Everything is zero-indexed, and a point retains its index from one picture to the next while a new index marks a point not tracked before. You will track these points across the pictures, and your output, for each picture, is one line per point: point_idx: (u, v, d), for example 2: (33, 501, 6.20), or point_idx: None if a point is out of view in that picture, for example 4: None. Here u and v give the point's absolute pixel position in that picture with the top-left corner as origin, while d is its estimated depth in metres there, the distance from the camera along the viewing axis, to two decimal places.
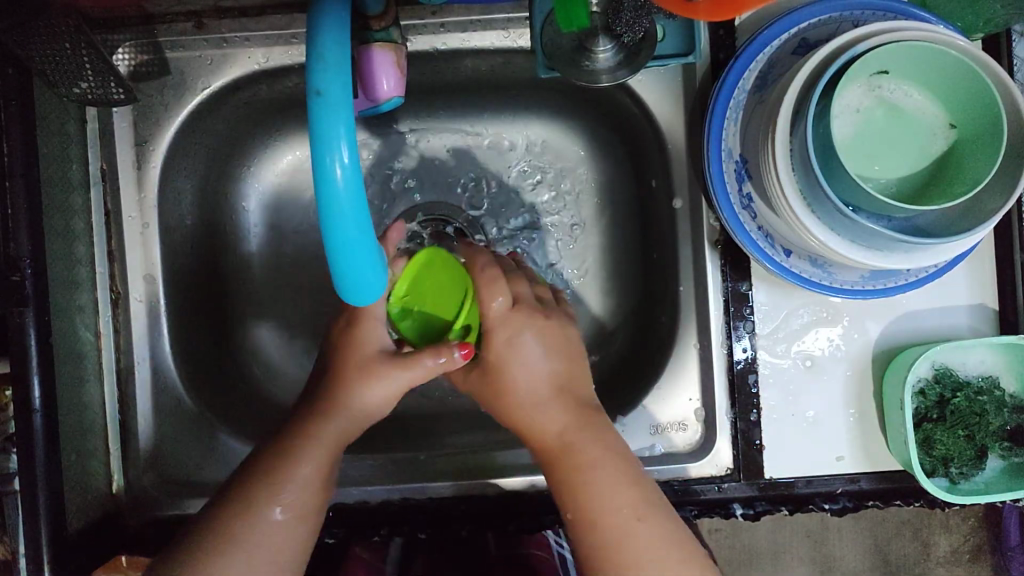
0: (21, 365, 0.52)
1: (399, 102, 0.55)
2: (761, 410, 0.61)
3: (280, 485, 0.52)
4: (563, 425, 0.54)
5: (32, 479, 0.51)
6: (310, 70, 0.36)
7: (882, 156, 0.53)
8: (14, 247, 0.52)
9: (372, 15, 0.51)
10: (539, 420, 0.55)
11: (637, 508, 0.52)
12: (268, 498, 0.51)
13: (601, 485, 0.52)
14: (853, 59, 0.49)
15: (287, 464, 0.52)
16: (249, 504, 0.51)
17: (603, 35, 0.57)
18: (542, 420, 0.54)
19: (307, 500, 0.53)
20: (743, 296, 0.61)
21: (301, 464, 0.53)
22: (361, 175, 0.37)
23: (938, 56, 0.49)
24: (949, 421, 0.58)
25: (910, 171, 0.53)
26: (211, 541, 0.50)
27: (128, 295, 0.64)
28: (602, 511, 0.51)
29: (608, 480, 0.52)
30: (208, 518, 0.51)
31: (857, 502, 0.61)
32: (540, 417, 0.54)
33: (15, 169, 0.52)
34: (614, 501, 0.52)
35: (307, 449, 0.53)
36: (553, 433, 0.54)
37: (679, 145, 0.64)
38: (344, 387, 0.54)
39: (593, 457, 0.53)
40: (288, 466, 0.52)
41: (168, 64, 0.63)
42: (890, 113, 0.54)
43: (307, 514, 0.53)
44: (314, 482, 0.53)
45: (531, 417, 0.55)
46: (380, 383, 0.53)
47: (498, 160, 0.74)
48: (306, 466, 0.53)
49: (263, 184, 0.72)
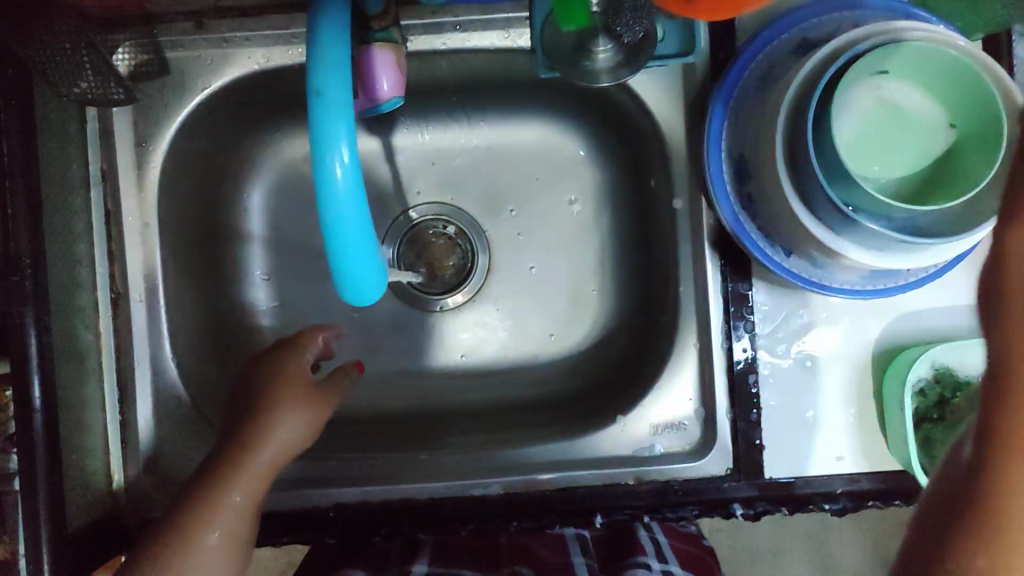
0: (21, 365, 0.52)
1: (399, 102, 0.55)
2: (762, 409, 0.61)
3: (223, 500, 0.55)
4: None
5: (31, 478, 0.51)
6: (310, 70, 0.36)
7: (882, 156, 0.54)
8: (14, 247, 0.52)
9: (372, 15, 0.52)
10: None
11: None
12: (206, 521, 0.54)
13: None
14: (853, 58, 0.50)
15: (232, 492, 0.55)
16: (191, 524, 0.54)
17: (603, 34, 0.57)
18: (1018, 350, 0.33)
19: (240, 527, 0.56)
20: (743, 296, 0.61)
21: (226, 504, 0.55)
22: (360, 173, 0.37)
23: (939, 56, 0.50)
24: (948, 421, 0.59)
25: (911, 170, 0.54)
26: (177, 542, 0.54)
27: (127, 295, 0.63)
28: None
29: None
30: (171, 535, 0.54)
31: (857, 502, 0.61)
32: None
33: (15, 169, 0.52)
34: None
35: (230, 488, 0.55)
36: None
37: (679, 145, 0.64)
38: (263, 432, 0.57)
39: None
40: (204, 511, 0.55)
41: (168, 63, 0.62)
42: (890, 112, 0.54)
43: (237, 540, 0.56)
44: (244, 512, 0.56)
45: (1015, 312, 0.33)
46: (281, 434, 0.58)
47: (499, 161, 0.74)
48: (234, 498, 0.55)
49: (263, 185, 0.73)
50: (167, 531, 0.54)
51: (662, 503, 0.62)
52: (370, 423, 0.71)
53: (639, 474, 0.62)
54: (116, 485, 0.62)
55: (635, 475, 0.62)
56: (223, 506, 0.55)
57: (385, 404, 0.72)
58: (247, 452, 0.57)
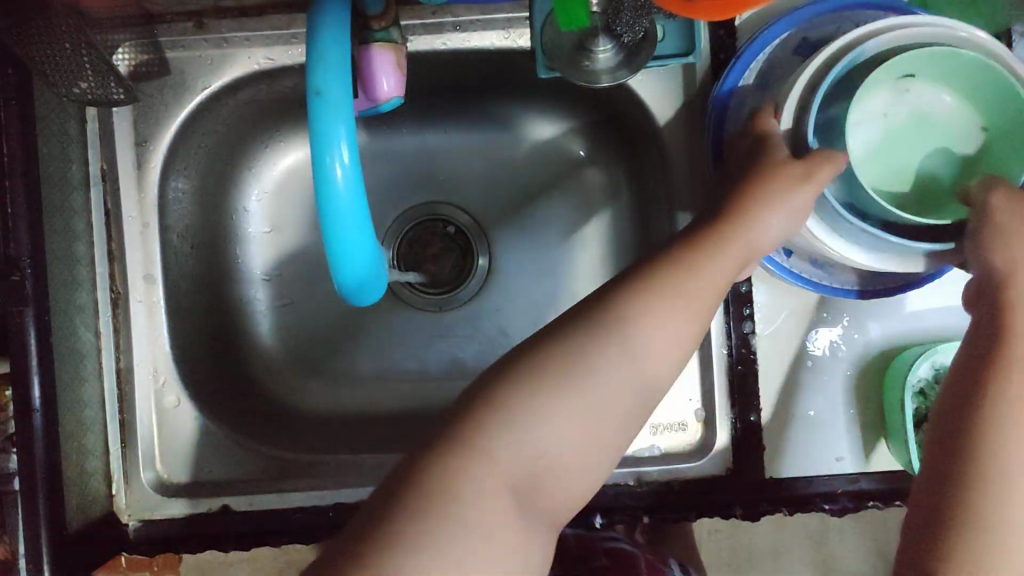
0: (21, 364, 0.52)
1: (399, 101, 0.55)
2: (761, 411, 0.61)
3: (551, 421, 0.44)
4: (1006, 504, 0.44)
5: (31, 478, 0.52)
6: (309, 70, 0.36)
7: (910, 158, 0.54)
8: (15, 247, 0.52)
9: (372, 15, 0.52)
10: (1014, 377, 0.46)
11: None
12: (573, 397, 0.44)
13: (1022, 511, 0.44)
14: (864, 59, 0.50)
15: (692, 279, 0.49)
16: (578, 362, 0.45)
17: (603, 34, 0.57)
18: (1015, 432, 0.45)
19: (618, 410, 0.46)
20: (743, 296, 0.61)
21: (691, 283, 0.49)
22: (360, 173, 0.37)
23: (982, 73, 0.50)
24: None
25: (938, 172, 0.54)
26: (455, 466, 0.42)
27: (128, 295, 0.64)
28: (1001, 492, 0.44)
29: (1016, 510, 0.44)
30: (525, 390, 0.44)
31: (858, 502, 0.60)
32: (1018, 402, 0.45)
33: (14, 169, 0.52)
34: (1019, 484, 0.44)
35: (694, 275, 0.49)
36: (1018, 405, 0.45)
37: (679, 145, 0.64)
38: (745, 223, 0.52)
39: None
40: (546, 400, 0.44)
41: (168, 64, 0.63)
42: (918, 117, 0.54)
43: (590, 457, 0.45)
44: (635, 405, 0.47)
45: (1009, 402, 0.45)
46: (771, 224, 0.51)
47: (500, 161, 0.74)
48: (569, 409, 0.44)
49: (262, 185, 0.72)
50: (552, 353, 0.45)
51: (663, 502, 0.61)
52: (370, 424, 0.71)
53: (639, 474, 0.62)
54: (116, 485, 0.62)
55: (635, 475, 0.62)
56: (672, 300, 0.48)
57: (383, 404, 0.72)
58: (569, 365, 0.45)
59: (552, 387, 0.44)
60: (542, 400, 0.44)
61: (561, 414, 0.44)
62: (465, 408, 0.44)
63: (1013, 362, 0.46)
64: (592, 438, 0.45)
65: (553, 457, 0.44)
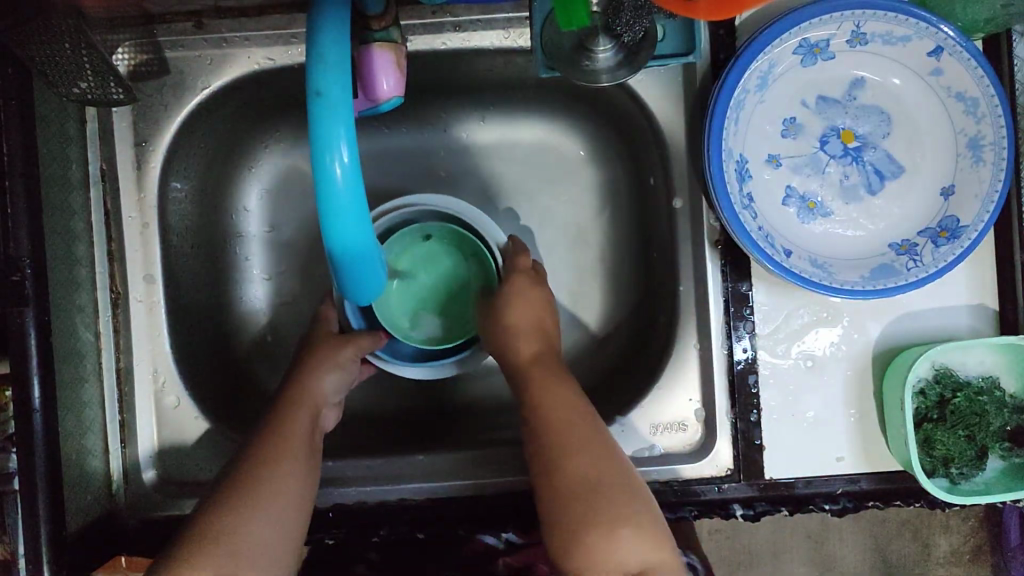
0: (21, 365, 0.52)
1: (399, 101, 0.55)
2: (761, 410, 0.61)
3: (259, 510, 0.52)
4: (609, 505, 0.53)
5: (31, 479, 0.51)
6: (309, 71, 0.36)
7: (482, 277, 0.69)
8: (14, 247, 0.52)
9: (371, 15, 0.51)
10: (556, 409, 0.57)
11: (587, 419, 0.57)
12: (255, 502, 0.52)
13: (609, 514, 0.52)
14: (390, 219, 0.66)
15: (319, 375, 0.62)
16: (268, 453, 0.56)
17: (603, 34, 0.57)
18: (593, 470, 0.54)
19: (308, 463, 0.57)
20: (743, 297, 0.61)
21: (341, 356, 0.64)
22: (360, 174, 0.37)
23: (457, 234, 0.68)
24: (949, 421, 0.58)
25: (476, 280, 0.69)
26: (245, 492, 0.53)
27: (128, 295, 0.64)
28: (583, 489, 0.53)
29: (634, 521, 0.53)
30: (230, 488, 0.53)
31: (858, 502, 0.61)
32: (548, 408, 0.57)
33: (15, 170, 0.52)
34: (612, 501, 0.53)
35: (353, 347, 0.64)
36: (579, 436, 0.55)
37: (679, 145, 0.64)
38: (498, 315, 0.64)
39: (600, 456, 0.55)
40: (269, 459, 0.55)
41: (168, 63, 0.63)
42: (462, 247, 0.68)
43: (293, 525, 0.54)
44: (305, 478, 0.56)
45: (562, 462, 0.54)
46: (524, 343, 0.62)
47: (499, 160, 0.74)
48: (290, 473, 0.55)
49: (262, 184, 0.72)
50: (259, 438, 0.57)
51: (661, 502, 0.61)
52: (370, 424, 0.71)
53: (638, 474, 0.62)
54: (116, 485, 0.62)
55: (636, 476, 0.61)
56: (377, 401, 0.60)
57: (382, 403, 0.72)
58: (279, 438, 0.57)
59: (241, 505, 0.52)
60: (230, 506, 0.52)
61: (251, 517, 0.51)
62: (232, 477, 0.54)
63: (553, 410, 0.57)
64: (288, 499, 0.54)
65: (250, 544, 0.51)
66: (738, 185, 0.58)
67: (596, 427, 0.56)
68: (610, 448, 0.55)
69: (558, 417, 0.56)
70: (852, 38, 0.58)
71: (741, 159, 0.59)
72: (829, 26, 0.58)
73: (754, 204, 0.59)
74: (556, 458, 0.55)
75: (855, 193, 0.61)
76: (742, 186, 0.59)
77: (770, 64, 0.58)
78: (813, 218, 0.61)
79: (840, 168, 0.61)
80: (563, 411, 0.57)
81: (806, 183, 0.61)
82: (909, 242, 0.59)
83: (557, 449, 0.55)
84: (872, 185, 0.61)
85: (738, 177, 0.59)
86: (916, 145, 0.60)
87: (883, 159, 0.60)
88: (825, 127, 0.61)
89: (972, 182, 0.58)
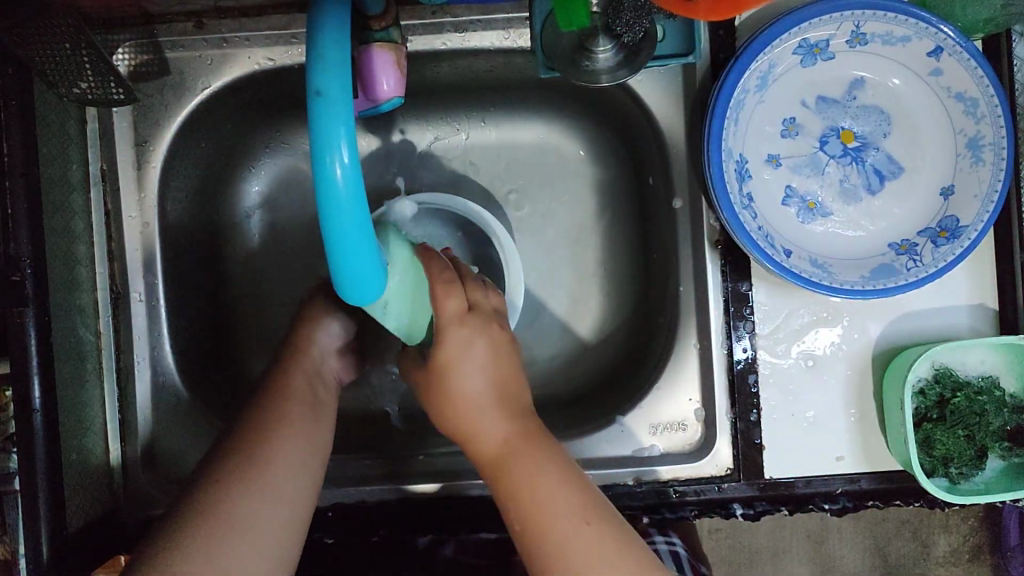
0: (21, 365, 0.52)
1: (399, 102, 0.55)
2: (761, 410, 0.61)
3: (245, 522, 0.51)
4: (576, 538, 0.49)
5: (31, 478, 0.51)
6: (310, 70, 0.36)
7: None
8: (14, 247, 0.52)
9: (372, 15, 0.51)
10: (549, 504, 0.50)
11: (589, 514, 0.50)
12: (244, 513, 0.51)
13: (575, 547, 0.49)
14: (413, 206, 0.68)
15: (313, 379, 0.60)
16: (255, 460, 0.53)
17: (603, 34, 0.57)
18: (558, 508, 0.50)
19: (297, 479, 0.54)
20: (743, 296, 0.61)
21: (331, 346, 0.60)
22: (360, 173, 0.36)
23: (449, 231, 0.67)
24: (949, 421, 0.58)
25: None
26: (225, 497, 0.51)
27: (128, 295, 0.64)
28: (550, 524, 0.49)
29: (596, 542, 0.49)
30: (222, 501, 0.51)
31: (857, 502, 0.61)
32: (544, 503, 0.50)
33: (15, 169, 0.52)
34: (580, 526, 0.49)
35: None
36: (559, 537, 0.49)
37: (679, 145, 0.64)
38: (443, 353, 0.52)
39: (604, 556, 0.49)
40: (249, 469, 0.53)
41: (168, 64, 0.62)
42: None
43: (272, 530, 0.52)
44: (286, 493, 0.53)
45: (555, 544, 0.49)
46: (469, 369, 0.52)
47: (499, 161, 0.74)
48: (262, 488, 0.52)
49: (263, 183, 0.72)
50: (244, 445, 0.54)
51: (662, 502, 0.62)
52: (371, 423, 0.71)
53: (638, 474, 0.62)
54: (116, 484, 0.62)
55: (635, 475, 0.62)
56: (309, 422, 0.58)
57: (380, 403, 0.72)
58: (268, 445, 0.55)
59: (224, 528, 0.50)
60: (209, 525, 0.49)
61: (218, 534, 0.49)
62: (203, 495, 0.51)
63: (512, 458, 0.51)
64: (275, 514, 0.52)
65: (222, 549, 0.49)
66: (738, 185, 0.58)
67: (591, 520, 0.50)
68: (605, 540, 0.49)
69: (552, 522, 0.49)
70: (852, 38, 0.58)
71: (741, 159, 0.59)
72: (830, 27, 0.58)
73: (754, 204, 0.59)
74: (559, 566, 0.49)
75: (855, 193, 0.61)
76: (742, 186, 0.59)
77: (770, 64, 0.58)
78: (813, 218, 0.61)
79: (840, 168, 0.61)
80: (559, 515, 0.50)
81: (806, 184, 0.61)
82: (909, 242, 0.59)
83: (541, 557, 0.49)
84: (872, 185, 0.61)
85: (738, 177, 0.59)
86: (916, 146, 0.60)
87: (883, 159, 0.61)
88: (825, 128, 0.61)
89: (972, 182, 0.58)
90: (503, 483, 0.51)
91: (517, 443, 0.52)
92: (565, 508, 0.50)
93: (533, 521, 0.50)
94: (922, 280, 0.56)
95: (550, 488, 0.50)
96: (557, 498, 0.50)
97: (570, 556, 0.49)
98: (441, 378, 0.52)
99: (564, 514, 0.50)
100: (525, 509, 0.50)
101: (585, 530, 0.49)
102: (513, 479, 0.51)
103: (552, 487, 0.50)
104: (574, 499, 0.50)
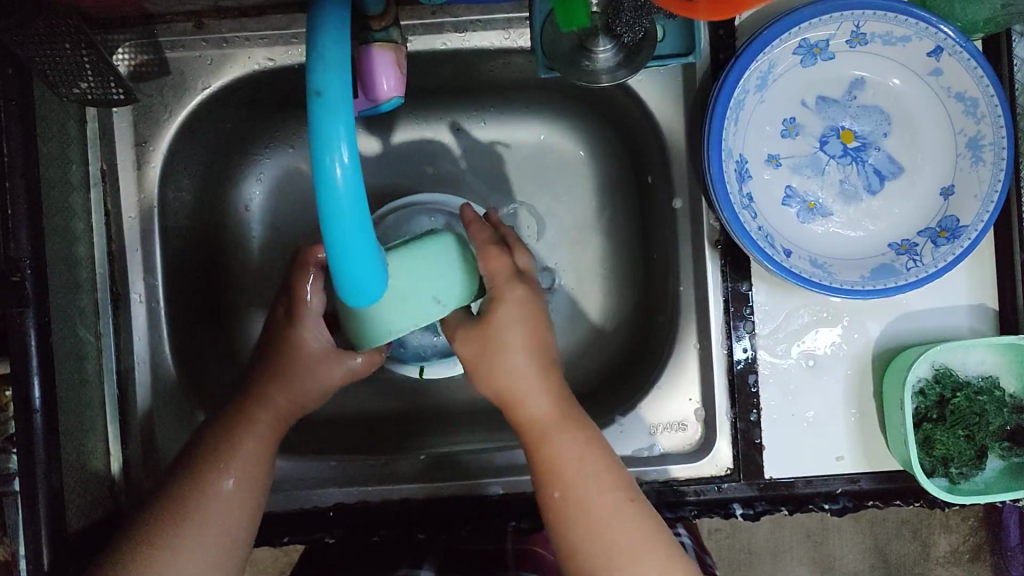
0: (21, 365, 0.52)
1: (399, 102, 0.55)
2: (761, 410, 0.61)
3: (186, 535, 0.52)
4: (616, 514, 0.52)
5: (31, 478, 0.51)
6: (309, 71, 0.36)
7: None
8: (14, 247, 0.52)
9: (372, 15, 0.51)
10: (593, 478, 0.52)
11: (630, 492, 0.52)
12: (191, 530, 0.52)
13: (617, 521, 0.51)
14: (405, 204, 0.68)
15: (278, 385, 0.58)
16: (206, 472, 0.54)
17: (603, 34, 0.57)
18: (600, 484, 0.52)
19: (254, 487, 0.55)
20: (743, 296, 0.61)
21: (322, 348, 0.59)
22: (361, 174, 0.36)
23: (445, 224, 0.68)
24: (949, 421, 0.58)
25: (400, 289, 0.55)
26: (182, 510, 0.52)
27: (128, 295, 0.64)
28: (592, 497, 0.52)
29: (628, 520, 0.52)
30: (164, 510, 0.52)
31: (857, 502, 0.61)
32: (588, 478, 0.52)
33: (15, 169, 0.52)
34: (625, 502, 0.52)
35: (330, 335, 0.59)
36: (602, 510, 0.51)
37: (679, 145, 0.64)
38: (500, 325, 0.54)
39: (643, 540, 0.51)
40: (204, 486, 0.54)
41: (168, 64, 0.62)
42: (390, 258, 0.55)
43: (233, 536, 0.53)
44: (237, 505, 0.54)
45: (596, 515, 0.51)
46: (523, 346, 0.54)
47: (498, 162, 0.74)
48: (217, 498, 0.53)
49: (263, 182, 0.72)
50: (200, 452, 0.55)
51: (662, 503, 0.61)
52: (371, 423, 0.70)
53: (639, 474, 0.62)
54: (116, 484, 0.62)
55: (635, 475, 0.62)
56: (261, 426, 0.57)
57: (380, 403, 0.71)
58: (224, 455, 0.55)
59: (167, 545, 0.51)
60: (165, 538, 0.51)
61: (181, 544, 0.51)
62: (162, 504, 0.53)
63: (557, 434, 0.53)
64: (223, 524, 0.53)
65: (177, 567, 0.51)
66: (738, 185, 0.58)
67: (632, 497, 0.52)
68: (643, 530, 0.51)
69: (595, 495, 0.52)
70: (852, 38, 0.58)
71: (741, 159, 0.59)
72: (830, 27, 0.58)
73: (754, 204, 0.59)
74: (597, 535, 0.51)
75: (855, 193, 0.61)
76: (742, 186, 0.59)
77: (770, 63, 0.58)
78: (813, 218, 0.61)
79: (841, 168, 0.61)
80: (602, 490, 0.52)
81: (806, 184, 0.61)
82: (909, 242, 0.59)
83: (575, 530, 0.52)
84: (872, 185, 0.61)
85: (738, 177, 0.59)
86: (916, 146, 0.60)
87: (884, 159, 0.61)
88: (826, 127, 0.61)
89: (972, 182, 0.58)
90: (547, 456, 0.53)
91: (563, 425, 0.54)
92: (605, 486, 0.52)
93: (572, 493, 0.52)
94: (922, 279, 0.56)
95: (592, 461, 0.53)
96: (596, 477, 0.52)
97: (604, 528, 0.51)
98: (494, 344, 0.54)
99: (601, 492, 0.52)
100: (568, 483, 0.52)
101: (624, 506, 0.52)
102: (559, 452, 0.53)
103: (594, 463, 0.53)
104: (613, 475, 0.53)
